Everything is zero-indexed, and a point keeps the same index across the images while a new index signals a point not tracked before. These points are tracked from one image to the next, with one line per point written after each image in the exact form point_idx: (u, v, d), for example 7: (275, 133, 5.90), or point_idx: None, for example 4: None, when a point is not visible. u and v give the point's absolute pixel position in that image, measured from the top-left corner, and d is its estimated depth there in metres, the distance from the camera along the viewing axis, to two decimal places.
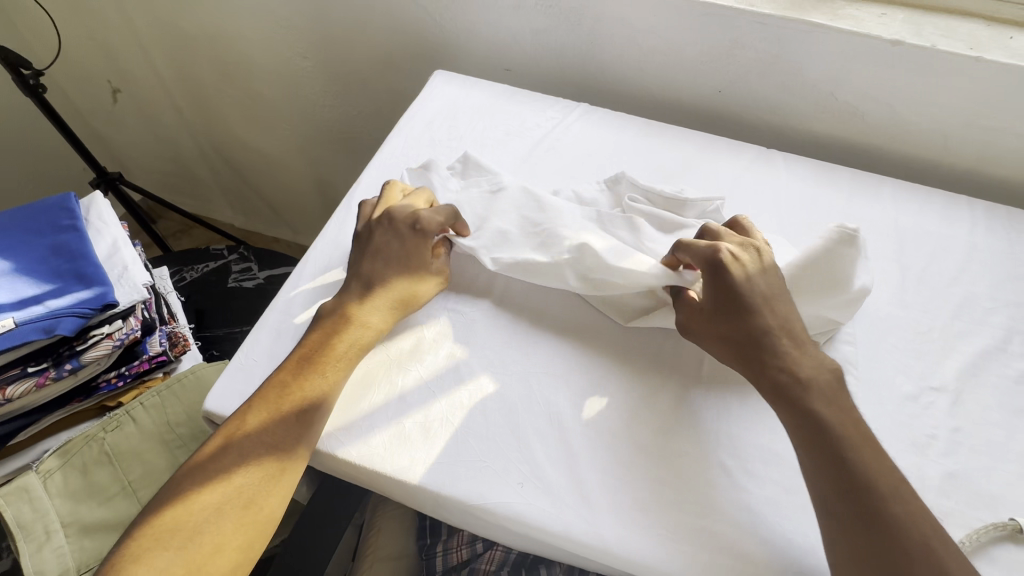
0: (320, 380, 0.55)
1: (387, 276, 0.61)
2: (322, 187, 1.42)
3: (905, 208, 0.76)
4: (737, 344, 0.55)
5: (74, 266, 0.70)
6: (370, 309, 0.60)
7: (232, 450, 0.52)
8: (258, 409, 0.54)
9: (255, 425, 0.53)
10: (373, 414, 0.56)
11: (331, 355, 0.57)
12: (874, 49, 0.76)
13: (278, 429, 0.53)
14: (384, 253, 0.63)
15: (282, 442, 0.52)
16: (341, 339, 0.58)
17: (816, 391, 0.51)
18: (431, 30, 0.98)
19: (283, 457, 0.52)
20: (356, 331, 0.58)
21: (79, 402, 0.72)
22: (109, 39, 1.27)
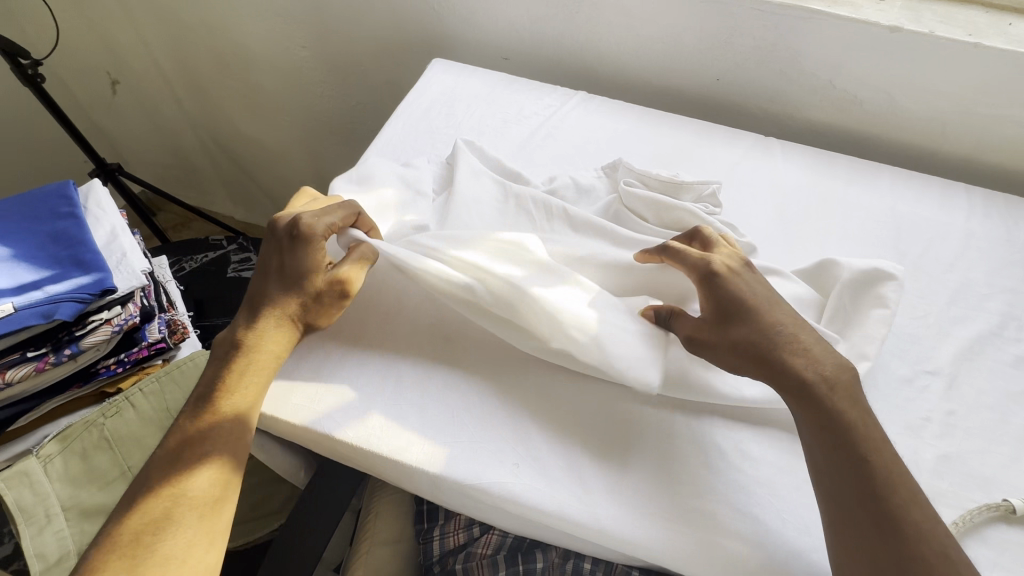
0: (223, 418, 0.51)
1: (274, 288, 0.56)
2: (321, 178, 1.42)
3: (903, 195, 0.76)
4: (717, 328, 0.52)
5: (73, 253, 0.70)
6: (275, 330, 0.55)
7: (142, 511, 0.46)
8: (163, 462, 0.49)
9: (163, 478, 0.48)
10: (369, 396, 0.57)
11: (230, 392, 0.52)
12: (872, 37, 0.76)
13: (191, 475, 0.48)
14: (272, 268, 0.57)
15: (196, 491, 0.47)
16: (239, 371, 0.53)
17: (792, 383, 0.48)
18: (429, 19, 0.98)
19: (204, 502, 0.47)
20: (263, 358, 0.54)
21: (79, 387, 0.72)
22: (107, 29, 1.27)
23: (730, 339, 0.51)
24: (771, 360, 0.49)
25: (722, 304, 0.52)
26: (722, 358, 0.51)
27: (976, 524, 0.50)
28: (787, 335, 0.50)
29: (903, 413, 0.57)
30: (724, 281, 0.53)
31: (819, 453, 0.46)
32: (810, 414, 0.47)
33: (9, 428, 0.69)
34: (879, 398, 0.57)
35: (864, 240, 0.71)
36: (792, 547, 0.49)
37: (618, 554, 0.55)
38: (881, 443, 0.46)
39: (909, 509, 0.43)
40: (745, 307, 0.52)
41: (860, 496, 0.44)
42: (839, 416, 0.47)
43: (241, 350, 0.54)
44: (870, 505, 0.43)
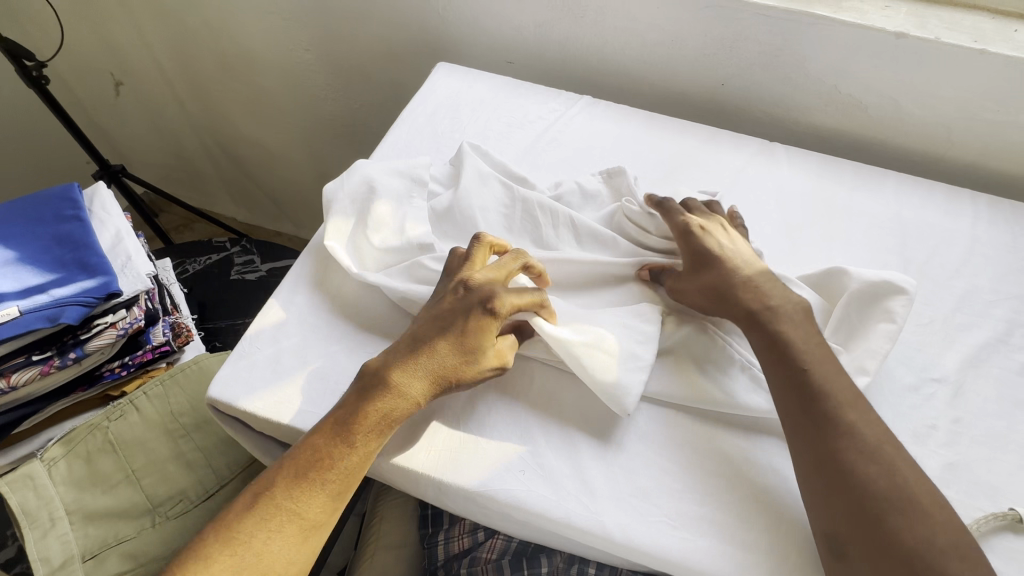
0: (352, 454, 0.51)
1: (439, 348, 0.53)
2: (325, 181, 1.42)
3: (908, 201, 0.76)
4: (692, 275, 0.58)
5: (78, 256, 0.70)
6: (421, 383, 0.53)
7: (258, 516, 0.48)
8: (288, 475, 0.50)
9: (284, 491, 0.49)
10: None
11: (365, 433, 0.51)
12: (877, 42, 0.76)
13: (306, 500, 0.49)
14: (450, 325, 0.54)
15: (311, 513, 0.49)
16: (382, 416, 0.51)
17: (757, 330, 0.54)
18: (434, 22, 0.98)
19: (309, 529, 0.49)
20: (404, 410, 0.52)
21: (83, 391, 0.72)
22: (111, 31, 1.27)
23: (701, 283, 0.57)
24: (727, 301, 0.56)
25: (694, 253, 0.59)
26: (693, 300, 0.58)
27: (983, 533, 0.50)
28: (745, 279, 0.57)
29: (908, 421, 0.57)
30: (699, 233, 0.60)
31: (783, 398, 0.51)
32: (771, 359, 0.52)
33: (14, 431, 0.70)
34: (885, 406, 0.57)
35: (870, 246, 0.71)
36: (801, 556, 0.48)
37: (623, 560, 0.55)
38: (840, 385, 0.50)
39: (863, 442, 0.47)
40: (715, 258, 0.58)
41: (821, 435, 0.48)
42: (795, 360, 0.51)
43: (387, 392, 0.52)
44: (829, 442, 0.47)
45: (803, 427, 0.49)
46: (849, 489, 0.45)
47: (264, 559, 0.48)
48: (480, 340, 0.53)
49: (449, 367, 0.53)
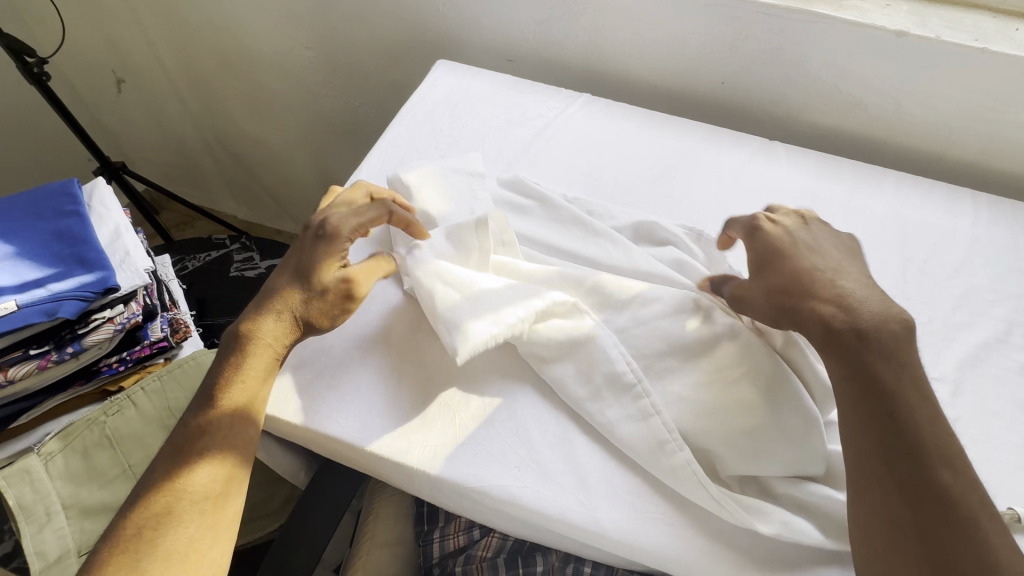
0: (228, 415, 0.52)
1: (279, 288, 0.57)
2: (325, 179, 1.42)
3: (907, 200, 0.76)
4: (759, 284, 0.55)
5: (76, 251, 0.70)
6: (271, 322, 0.56)
7: (143, 505, 0.48)
8: (167, 457, 0.51)
9: (164, 473, 0.50)
10: (367, 395, 0.57)
11: (233, 389, 0.53)
12: (877, 41, 0.76)
13: (188, 472, 0.49)
14: (288, 265, 0.59)
15: (195, 483, 0.49)
16: (244, 367, 0.54)
17: (844, 356, 0.48)
18: (434, 20, 0.98)
19: (199, 497, 0.48)
20: (269, 354, 0.55)
21: (81, 385, 0.72)
22: (112, 27, 1.27)
23: (767, 293, 0.54)
24: (785, 301, 0.52)
25: (766, 261, 0.56)
26: (755, 309, 0.54)
27: None
28: (817, 281, 0.52)
29: None
30: (766, 238, 0.57)
31: (866, 447, 0.44)
32: (859, 396, 0.46)
33: (12, 425, 0.70)
34: None
35: (869, 244, 0.71)
36: (796, 555, 0.48)
37: (617, 558, 0.55)
38: (939, 435, 0.43)
39: (955, 506, 0.41)
40: (781, 263, 0.55)
41: (900, 492, 0.42)
42: (892, 404, 0.44)
43: (245, 346, 0.55)
44: (908, 502, 0.42)
45: (881, 479, 0.43)
46: (920, 554, 0.40)
47: (157, 545, 0.46)
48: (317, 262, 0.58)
49: (290, 296, 0.56)
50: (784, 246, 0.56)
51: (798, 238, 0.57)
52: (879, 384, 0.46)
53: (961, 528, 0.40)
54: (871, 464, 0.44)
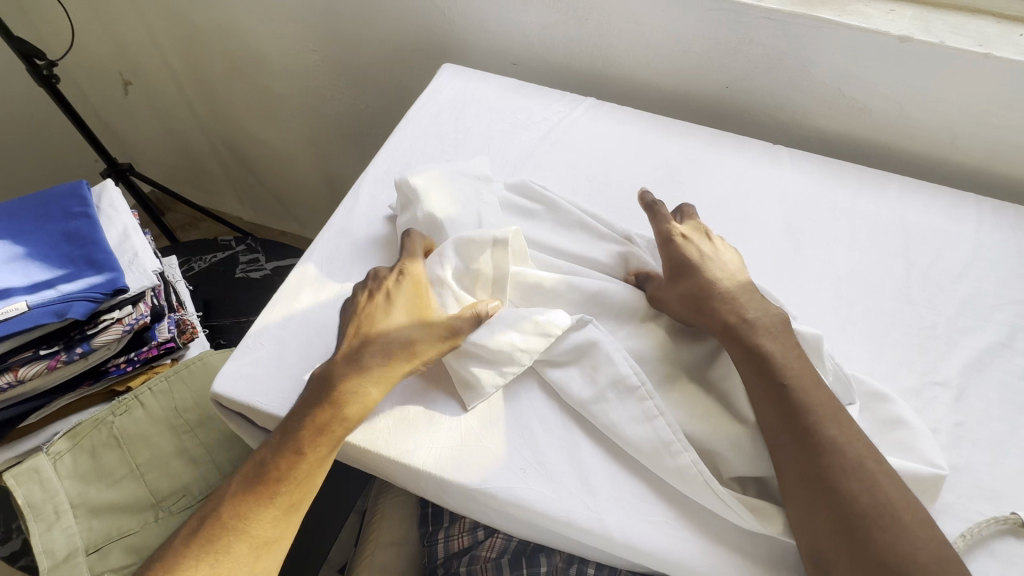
0: (305, 468, 0.52)
1: (379, 341, 0.55)
2: (330, 181, 1.43)
3: (911, 205, 0.76)
4: (671, 284, 0.59)
5: (86, 252, 0.71)
6: (369, 382, 0.54)
7: (206, 540, 0.49)
8: (238, 495, 0.51)
9: (233, 512, 0.50)
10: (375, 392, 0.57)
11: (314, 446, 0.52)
12: (881, 46, 0.76)
13: (259, 520, 0.50)
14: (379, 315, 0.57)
15: (260, 529, 0.50)
16: (332, 427, 0.52)
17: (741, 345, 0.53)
18: (440, 24, 0.98)
19: (260, 545, 0.50)
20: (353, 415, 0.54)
21: (89, 385, 0.73)
22: (120, 30, 1.28)
23: (679, 292, 0.58)
24: (699, 304, 0.57)
25: (674, 262, 0.61)
26: (671, 310, 0.59)
27: (984, 536, 0.50)
28: (724, 290, 0.57)
29: None
30: (681, 246, 0.61)
31: (764, 417, 0.50)
32: (753, 374, 0.52)
33: (20, 424, 0.71)
34: None
35: (873, 248, 0.71)
36: (800, 557, 0.49)
37: (620, 559, 0.55)
38: (814, 395, 0.50)
39: (840, 454, 0.47)
40: (694, 268, 0.59)
41: (796, 452, 0.48)
42: (777, 376, 0.51)
43: (333, 403, 0.53)
44: (805, 460, 0.47)
45: (781, 444, 0.49)
46: (828, 504, 0.45)
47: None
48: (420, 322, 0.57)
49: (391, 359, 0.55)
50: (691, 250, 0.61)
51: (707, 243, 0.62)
52: (768, 360, 0.52)
53: (847, 472, 0.46)
54: (770, 432, 0.50)
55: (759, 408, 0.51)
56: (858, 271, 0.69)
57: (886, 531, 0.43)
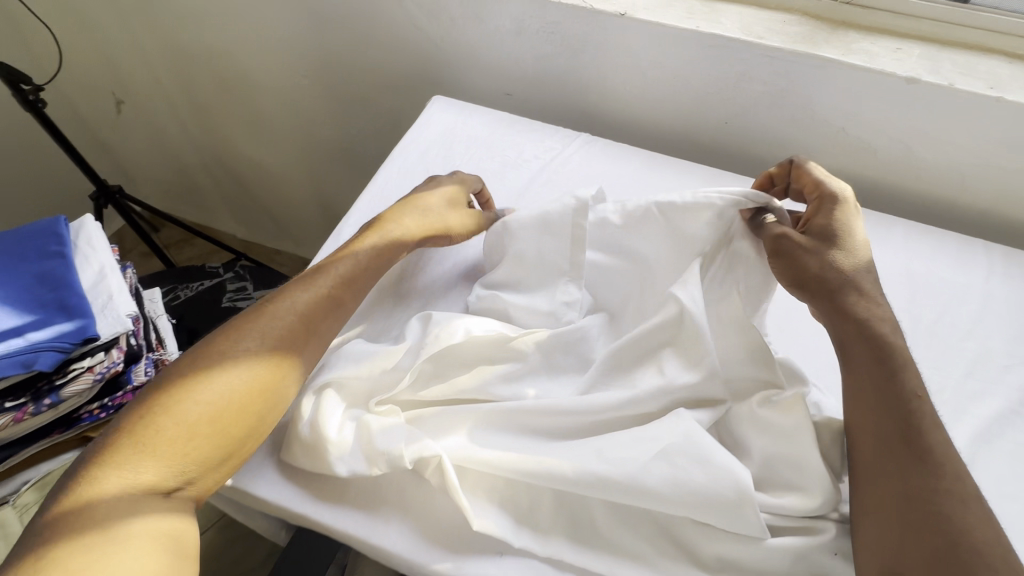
0: (250, 370, 0.52)
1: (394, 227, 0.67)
2: (324, 202, 1.41)
3: (917, 253, 0.73)
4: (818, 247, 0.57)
5: (57, 296, 0.69)
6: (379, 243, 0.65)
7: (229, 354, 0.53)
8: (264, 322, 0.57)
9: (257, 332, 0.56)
10: (335, 453, 0.52)
11: (256, 345, 0.53)
12: (887, 86, 0.73)
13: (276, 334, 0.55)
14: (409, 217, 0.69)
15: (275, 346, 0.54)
16: (277, 326, 0.55)
17: (840, 311, 0.54)
18: (431, 54, 0.95)
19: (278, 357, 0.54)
20: (311, 315, 0.57)
21: (60, 433, 0.70)
22: (111, 52, 1.26)
23: (821, 261, 0.56)
24: (807, 262, 0.56)
25: (826, 229, 0.59)
26: (801, 267, 0.56)
27: None
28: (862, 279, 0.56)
29: None
30: (839, 215, 0.59)
31: (878, 424, 0.48)
32: (878, 374, 0.50)
33: None
34: None
35: None
36: None
37: None
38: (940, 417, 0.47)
39: (960, 483, 0.43)
40: (843, 238, 0.58)
41: (905, 464, 0.45)
42: (908, 388, 0.48)
43: (279, 304, 0.57)
44: (918, 476, 0.44)
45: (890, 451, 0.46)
46: (930, 523, 0.42)
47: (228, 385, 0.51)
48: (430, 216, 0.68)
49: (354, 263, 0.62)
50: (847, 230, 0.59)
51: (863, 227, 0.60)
52: (891, 360, 0.50)
53: (963, 502, 0.42)
54: (882, 437, 0.47)
55: (863, 396, 0.50)
56: None
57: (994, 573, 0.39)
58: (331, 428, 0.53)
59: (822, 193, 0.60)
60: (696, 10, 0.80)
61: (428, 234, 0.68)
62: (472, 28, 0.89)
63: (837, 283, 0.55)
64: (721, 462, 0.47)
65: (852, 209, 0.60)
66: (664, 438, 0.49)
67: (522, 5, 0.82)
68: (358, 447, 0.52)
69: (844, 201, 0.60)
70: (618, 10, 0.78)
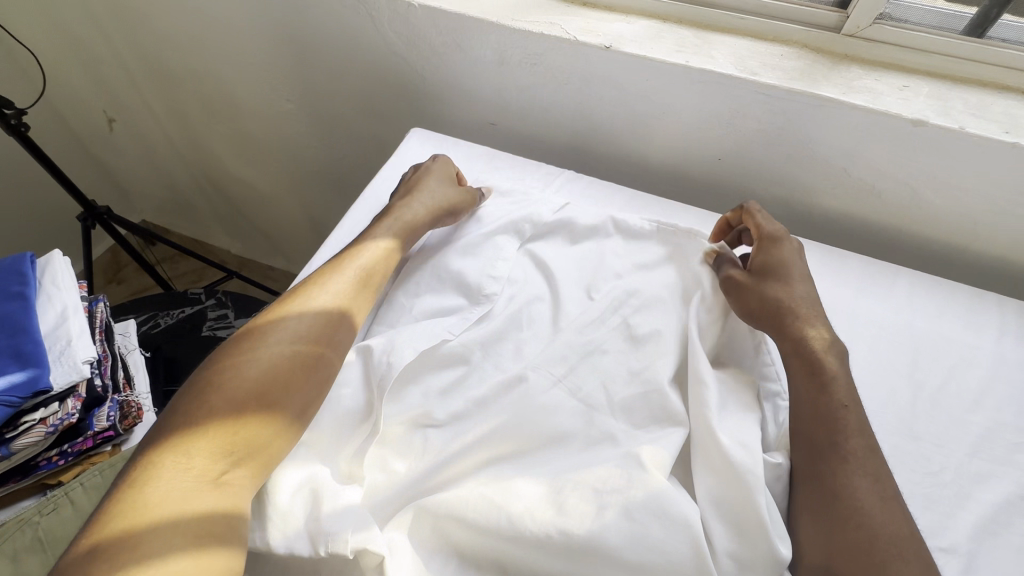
0: (287, 357, 0.52)
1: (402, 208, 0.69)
2: (314, 223, 1.39)
3: (921, 309, 0.67)
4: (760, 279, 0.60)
5: (12, 342, 0.67)
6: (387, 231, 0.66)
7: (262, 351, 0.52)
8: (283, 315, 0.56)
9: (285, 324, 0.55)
10: (275, 525, 0.47)
11: (293, 329, 0.54)
12: (891, 128, 0.67)
13: (307, 328, 0.55)
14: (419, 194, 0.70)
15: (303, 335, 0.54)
16: (312, 309, 0.56)
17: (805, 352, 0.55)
18: (413, 81, 0.92)
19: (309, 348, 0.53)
20: (339, 301, 0.58)
21: (16, 481, 0.69)
22: (100, 72, 1.25)
23: (765, 290, 0.59)
24: (766, 297, 0.59)
25: (768, 261, 0.62)
26: (746, 299, 0.59)
27: None
28: (801, 306, 0.59)
29: None
30: (779, 247, 0.63)
31: (810, 431, 0.51)
32: (811, 386, 0.53)
33: None
34: None
35: (875, 364, 0.63)
36: None
37: None
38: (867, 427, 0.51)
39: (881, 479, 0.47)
40: (786, 273, 0.61)
41: (834, 465, 0.48)
42: (834, 399, 0.52)
43: (307, 295, 0.57)
44: (846, 474, 0.47)
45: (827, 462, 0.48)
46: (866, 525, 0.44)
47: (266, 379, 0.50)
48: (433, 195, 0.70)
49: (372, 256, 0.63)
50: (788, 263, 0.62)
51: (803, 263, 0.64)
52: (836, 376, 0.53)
53: (886, 500, 0.46)
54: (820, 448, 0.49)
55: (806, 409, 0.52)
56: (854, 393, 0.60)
57: (910, 564, 0.42)
58: (282, 494, 0.49)
59: (761, 232, 0.65)
60: (686, 42, 0.75)
61: (439, 212, 0.69)
62: (453, 58, 0.85)
63: (783, 308, 0.58)
64: (681, 514, 0.46)
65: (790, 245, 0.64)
66: (626, 491, 0.47)
67: (504, 36, 0.78)
68: (305, 524, 0.47)
69: (782, 237, 0.64)
70: (604, 43, 0.74)
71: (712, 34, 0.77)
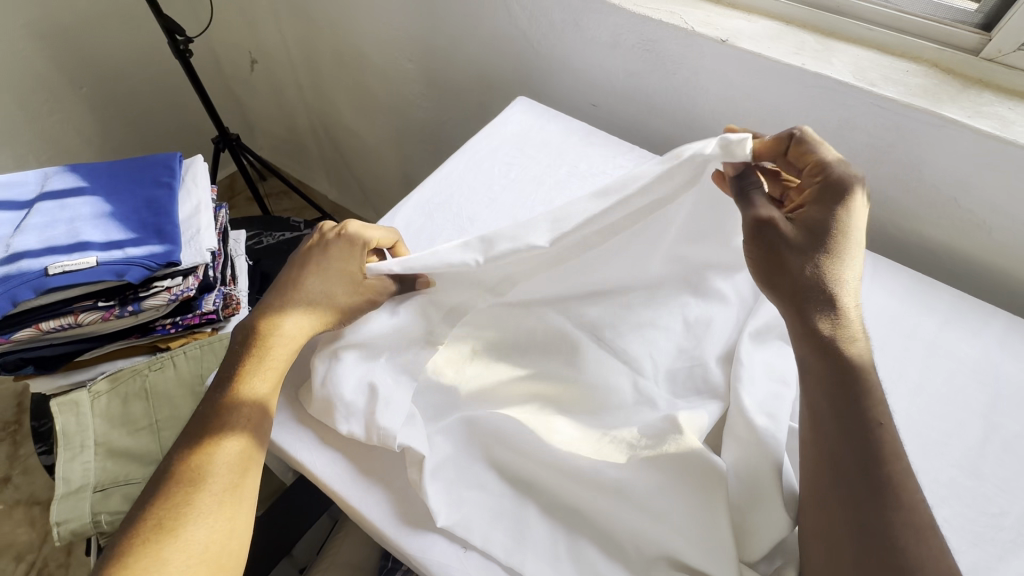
0: (215, 496, 0.49)
1: (316, 285, 0.61)
2: (409, 180, 1.49)
3: (1013, 354, 0.63)
4: (801, 240, 0.52)
5: (157, 221, 0.78)
6: (289, 316, 0.60)
7: (184, 495, 0.49)
8: (194, 444, 0.52)
9: (204, 456, 0.51)
10: (343, 406, 0.56)
11: (210, 459, 0.51)
12: (1019, 160, 0.63)
13: (223, 460, 0.51)
14: (324, 282, 0.61)
15: (222, 474, 0.51)
16: (225, 441, 0.52)
17: (807, 328, 0.49)
18: (526, 55, 0.97)
19: (232, 481, 0.51)
20: (251, 424, 0.54)
21: (136, 338, 0.81)
22: (254, 16, 1.41)
23: (792, 261, 0.51)
24: (792, 262, 0.51)
25: (818, 224, 0.52)
26: (758, 256, 0.53)
27: None
28: (834, 285, 0.50)
29: None
30: (837, 213, 0.52)
31: None
32: None
33: (76, 359, 0.80)
34: None
35: (950, 398, 0.60)
36: None
37: None
38: None
39: None
40: (838, 238, 0.51)
41: None
42: None
43: (218, 419, 0.53)
44: None
45: (847, 465, 0.43)
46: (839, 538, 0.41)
47: (193, 525, 0.48)
48: (309, 294, 0.61)
49: (278, 345, 0.58)
50: (842, 230, 0.52)
51: (862, 236, 0.53)
52: None
53: None
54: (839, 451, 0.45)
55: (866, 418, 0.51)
56: (916, 420, 0.58)
57: None
58: (348, 384, 0.56)
59: (826, 177, 0.53)
60: (807, 46, 0.74)
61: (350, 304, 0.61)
62: (569, 36, 0.89)
63: (812, 285, 0.50)
64: (702, 476, 0.47)
65: (856, 211, 0.53)
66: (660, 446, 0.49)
67: (624, 20, 0.81)
68: (362, 414, 0.55)
69: (850, 198, 0.52)
70: (721, 36, 0.75)
71: (837, 42, 0.75)
